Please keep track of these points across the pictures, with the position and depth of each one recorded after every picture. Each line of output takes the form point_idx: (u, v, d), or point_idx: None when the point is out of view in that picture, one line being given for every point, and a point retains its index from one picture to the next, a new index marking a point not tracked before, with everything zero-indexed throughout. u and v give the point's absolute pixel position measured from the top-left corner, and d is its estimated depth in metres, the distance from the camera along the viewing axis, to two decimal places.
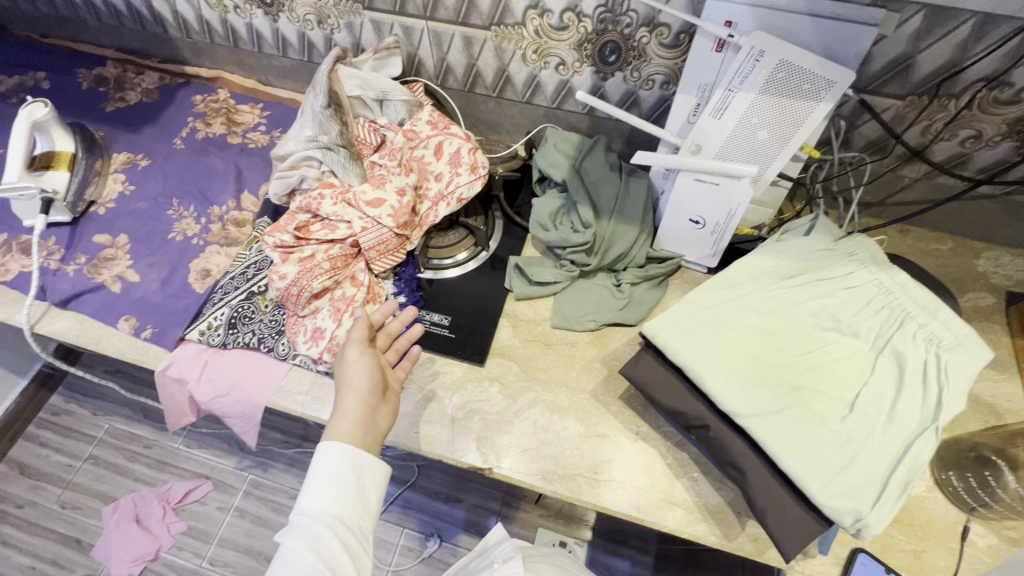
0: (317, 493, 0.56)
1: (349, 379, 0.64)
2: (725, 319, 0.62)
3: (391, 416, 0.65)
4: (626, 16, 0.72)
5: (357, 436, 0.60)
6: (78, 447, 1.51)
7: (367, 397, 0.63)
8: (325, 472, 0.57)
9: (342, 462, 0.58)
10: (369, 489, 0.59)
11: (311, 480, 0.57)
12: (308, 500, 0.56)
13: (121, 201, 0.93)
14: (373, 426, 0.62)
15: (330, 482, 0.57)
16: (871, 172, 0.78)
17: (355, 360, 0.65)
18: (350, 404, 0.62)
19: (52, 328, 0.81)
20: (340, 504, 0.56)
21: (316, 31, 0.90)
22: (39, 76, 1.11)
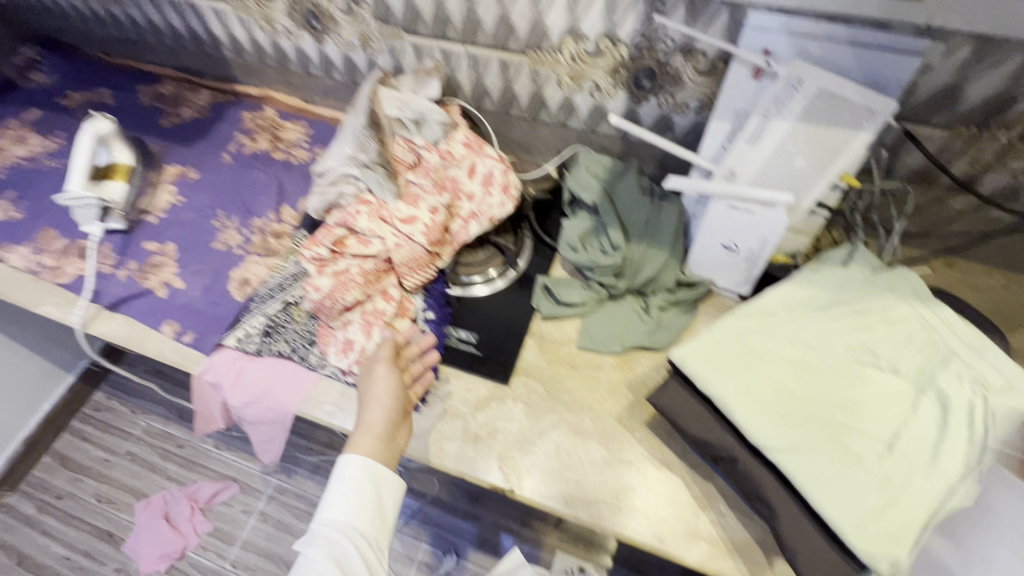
0: (336, 503, 0.58)
1: (375, 395, 0.66)
2: (757, 349, 0.61)
3: (409, 437, 0.67)
4: (662, 43, 0.73)
5: (381, 452, 0.62)
6: (116, 442, 1.57)
7: (391, 414, 0.65)
8: (348, 484, 0.59)
9: (363, 474, 0.60)
10: (387, 501, 0.62)
11: (334, 489, 0.60)
12: (328, 510, 0.58)
13: (171, 211, 0.98)
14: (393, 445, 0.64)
15: (352, 492, 0.59)
16: (914, 202, 0.76)
17: (381, 377, 0.68)
18: (375, 419, 0.64)
19: (102, 329, 0.86)
20: (359, 514, 0.59)
21: (359, 54, 0.94)
22: (104, 93, 1.19)
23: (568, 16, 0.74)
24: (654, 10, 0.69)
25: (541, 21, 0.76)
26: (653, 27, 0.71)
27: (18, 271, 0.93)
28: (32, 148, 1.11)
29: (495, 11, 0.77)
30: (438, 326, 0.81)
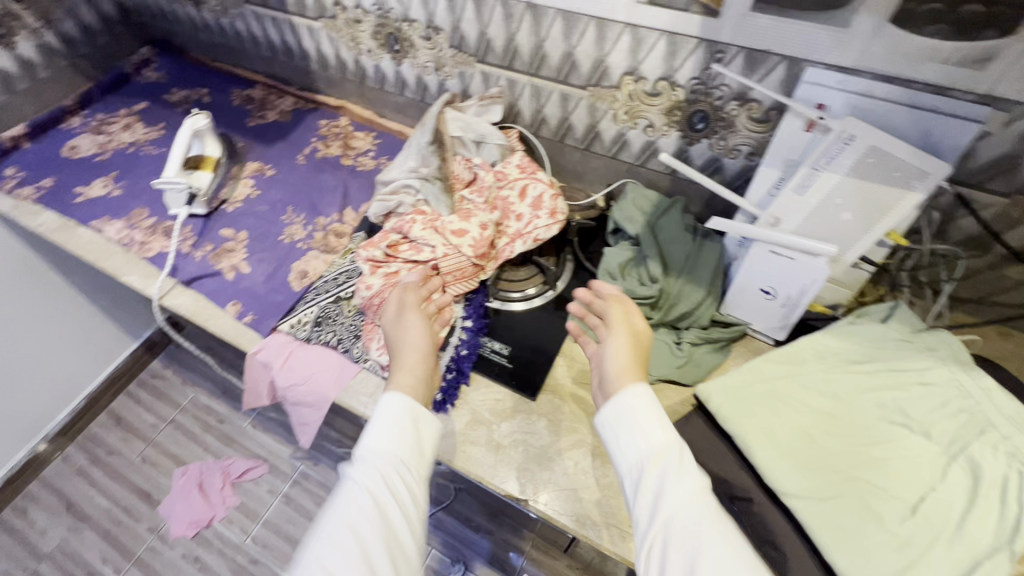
0: (379, 435, 0.61)
1: (408, 335, 0.73)
2: (783, 395, 0.61)
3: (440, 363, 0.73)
4: (718, 90, 0.75)
5: (420, 390, 0.68)
6: (165, 409, 1.69)
7: (423, 354, 0.72)
8: (386, 416, 0.63)
9: (404, 410, 0.63)
10: (427, 436, 0.64)
11: (375, 421, 0.63)
12: (369, 438, 0.61)
13: (247, 202, 1.08)
14: (430, 381, 0.70)
15: (392, 426, 0.62)
16: (966, 267, 0.74)
17: (409, 321, 0.74)
18: (411, 360, 0.70)
19: (174, 302, 0.95)
20: (398, 443, 0.61)
21: (431, 76, 1.01)
22: (202, 92, 1.33)
23: (630, 59, 0.78)
24: (713, 57, 0.72)
25: (603, 60, 0.80)
26: (710, 74, 0.74)
27: (112, 243, 1.05)
28: (137, 135, 1.25)
29: (561, 47, 0.82)
30: (474, 334, 0.84)
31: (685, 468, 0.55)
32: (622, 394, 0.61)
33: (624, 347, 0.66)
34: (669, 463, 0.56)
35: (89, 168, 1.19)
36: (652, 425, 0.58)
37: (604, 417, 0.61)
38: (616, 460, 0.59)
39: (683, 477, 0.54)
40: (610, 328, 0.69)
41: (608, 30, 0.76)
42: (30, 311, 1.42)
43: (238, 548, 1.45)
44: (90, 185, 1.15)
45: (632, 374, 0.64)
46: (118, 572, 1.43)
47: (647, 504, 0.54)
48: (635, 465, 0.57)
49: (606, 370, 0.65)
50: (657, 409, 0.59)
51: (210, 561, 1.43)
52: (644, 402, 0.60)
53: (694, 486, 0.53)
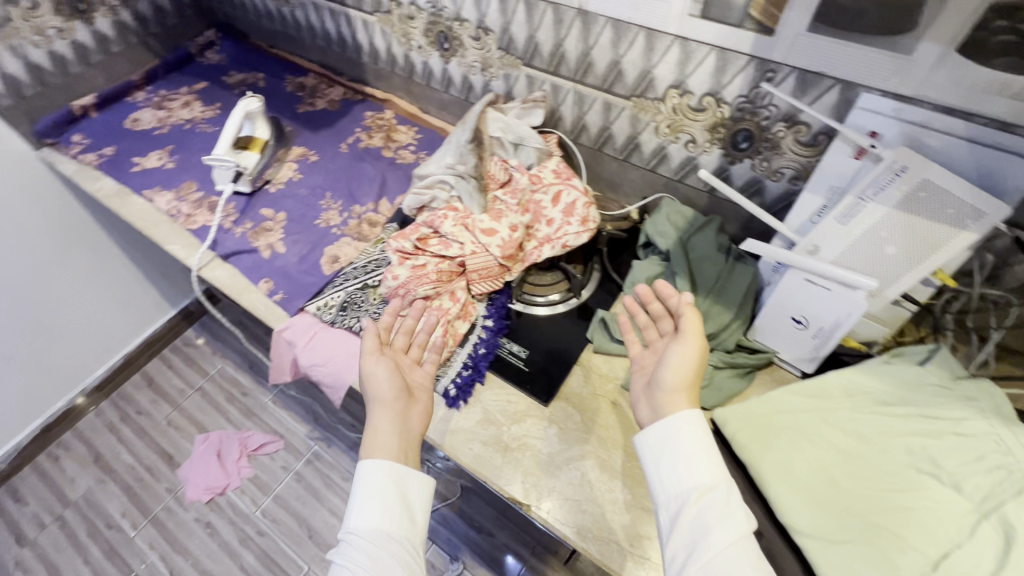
0: (362, 512, 0.60)
1: (373, 387, 0.69)
2: (806, 430, 0.59)
3: (423, 415, 0.70)
4: (766, 109, 0.73)
5: (392, 444, 0.65)
6: (194, 377, 1.76)
7: (391, 404, 0.68)
8: (368, 487, 0.61)
9: (385, 479, 0.62)
10: (415, 502, 0.63)
11: (356, 495, 0.61)
12: (353, 514, 0.60)
13: (289, 185, 1.11)
14: (406, 429, 0.67)
15: (375, 500, 0.60)
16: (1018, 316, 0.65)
17: (372, 368, 0.70)
18: (380, 415, 0.67)
19: (211, 274, 0.99)
20: (383, 517, 0.60)
21: (477, 76, 1.02)
22: (258, 76, 1.38)
23: (677, 71, 0.77)
24: (763, 76, 0.70)
25: (650, 71, 0.79)
26: (759, 93, 0.72)
27: (160, 212, 1.10)
28: (194, 113, 1.31)
29: (608, 56, 0.81)
30: (494, 334, 0.85)
31: (730, 508, 0.53)
32: (675, 417, 0.59)
33: (692, 359, 0.63)
34: (712, 502, 0.54)
35: (148, 140, 1.25)
36: (700, 459, 0.56)
37: (647, 435, 0.60)
38: (654, 490, 0.58)
39: (728, 518, 0.52)
40: (682, 334, 0.64)
41: (657, 42, 0.75)
42: (80, 270, 1.50)
43: (247, 519, 1.49)
44: (146, 156, 1.21)
45: (689, 394, 0.62)
46: (134, 527, 1.49)
47: (684, 542, 0.53)
48: (676, 498, 0.56)
49: (665, 378, 0.63)
50: (707, 439, 0.57)
51: (220, 528, 1.48)
52: (696, 427, 0.58)
53: (737, 530, 0.52)
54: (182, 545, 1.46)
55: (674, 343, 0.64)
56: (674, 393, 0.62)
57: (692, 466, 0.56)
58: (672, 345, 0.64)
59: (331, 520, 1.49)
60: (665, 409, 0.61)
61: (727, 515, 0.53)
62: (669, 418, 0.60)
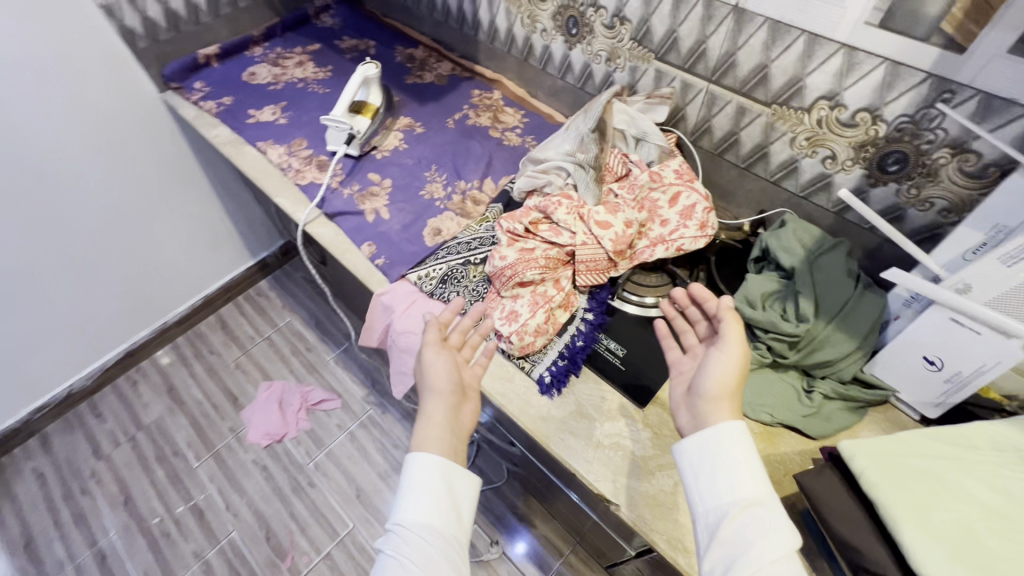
0: (413, 506, 0.63)
1: (432, 377, 0.72)
2: (944, 477, 0.55)
3: (472, 414, 0.73)
4: (932, 133, 0.68)
5: (443, 437, 0.68)
6: (264, 326, 1.83)
7: (447, 396, 0.71)
8: (418, 483, 0.65)
9: (434, 475, 0.65)
10: (461, 499, 0.67)
11: (406, 490, 0.65)
12: (403, 508, 0.64)
13: (395, 153, 1.13)
14: (456, 423, 0.71)
15: (423, 496, 0.64)
16: None
17: (433, 359, 0.74)
18: (435, 407, 0.70)
19: (317, 230, 1.02)
20: (431, 513, 0.63)
21: (601, 66, 1.00)
22: (370, 44, 1.40)
23: (833, 82, 0.72)
24: (938, 97, 0.65)
25: (801, 79, 0.75)
26: (929, 114, 0.67)
27: (272, 165, 1.14)
28: (307, 73, 1.35)
29: (756, 58, 0.78)
30: (594, 328, 0.84)
31: (772, 524, 0.56)
32: (719, 425, 0.62)
33: (734, 366, 0.66)
34: (753, 517, 0.57)
35: (263, 94, 1.29)
36: (741, 472, 0.60)
37: (688, 445, 0.64)
38: (695, 500, 0.62)
39: (768, 534, 0.55)
40: (723, 341, 0.68)
41: (819, 48, 0.71)
42: (178, 211, 1.58)
43: (301, 469, 1.55)
44: (261, 109, 1.25)
45: (732, 402, 0.65)
46: (198, 458, 1.57)
47: (723, 555, 0.56)
48: (716, 510, 0.59)
49: (707, 386, 0.66)
50: (750, 452, 0.61)
51: (275, 473, 1.54)
52: (739, 436, 0.61)
53: (782, 547, 0.54)
54: (239, 483, 1.53)
55: (715, 351, 0.68)
56: (717, 401, 0.65)
57: (733, 481, 0.59)
58: (713, 353, 0.68)
59: (378, 483, 1.53)
60: (709, 417, 0.64)
61: (767, 531, 0.55)
62: (713, 426, 0.63)
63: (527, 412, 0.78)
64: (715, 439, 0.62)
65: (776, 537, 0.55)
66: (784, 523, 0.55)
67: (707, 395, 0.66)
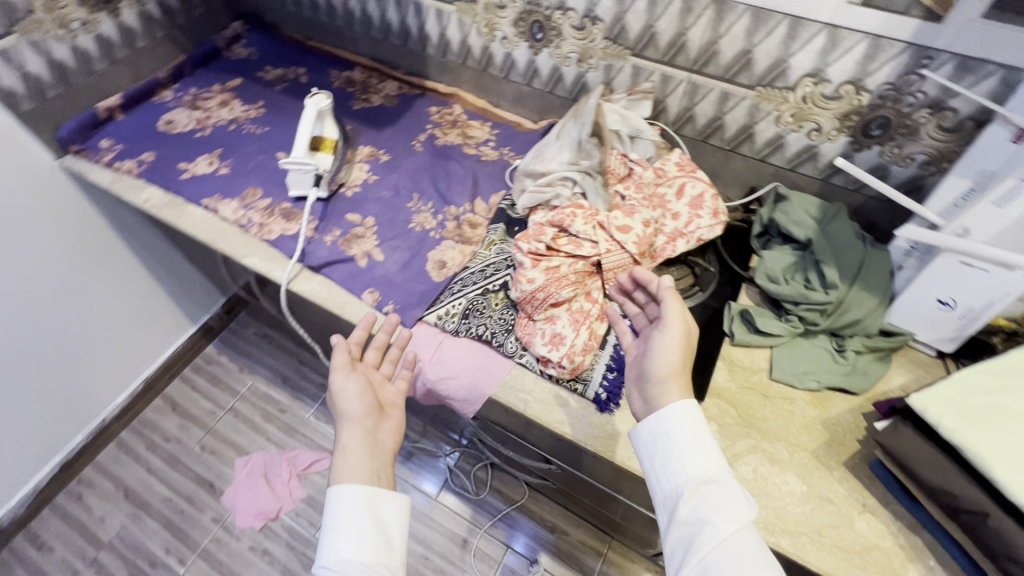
0: (337, 543, 0.60)
1: (343, 403, 0.69)
2: (1005, 407, 0.61)
3: (396, 432, 0.70)
4: (912, 96, 0.74)
5: (364, 463, 0.65)
6: (224, 397, 1.64)
7: (362, 419, 0.68)
8: (340, 516, 0.62)
9: (357, 506, 0.62)
10: (391, 526, 0.64)
11: (329, 527, 0.62)
12: (327, 548, 0.61)
13: (366, 187, 1.04)
14: (377, 446, 0.68)
15: (346, 530, 0.61)
16: None
17: (343, 385, 0.71)
18: (350, 435, 0.67)
19: (305, 287, 0.92)
20: (356, 546, 0.60)
21: (571, 68, 0.99)
22: (299, 72, 1.28)
23: (817, 60, 0.76)
24: (918, 63, 0.71)
25: (785, 60, 0.79)
26: (909, 80, 0.73)
27: (227, 223, 1.01)
28: (235, 112, 1.20)
29: (739, 45, 0.80)
30: None
31: (725, 499, 0.58)
32: (669, 409, 0.64)
33: (675, 346, 0.67)
34: (706, 495, 0.59)
35: (190, 144, 1.14)
36: (692, 453, 0.61)
37: (642, 433, 0.65)
38: (655, 485, 0.64)
39: (723, 510, 0.58)
40: (665, 323, 0.68)
41: (802, 30, 0.75)
42: (99, 289, 1.36)
43: (307, 542, 1.40)
44: (194, 161, 1.10)
45: (679, 381, 0.66)
46: (182, 563, 1.38)
47: (684, 535, 0.58)
48: (673, 492, 0.61)
49: (654, 368, 0.67)
50: (700, 432, 0.62)
51: (279, 555, 1.39)
52: (687, 420, 0.63)
53: (734, 520, 0.56)
54: None
55: (659, 333, 0.69)
56: (664, 381, 0.67)
57: (687, 463, 0.61)
58: (657, 335, 0.69)
59: None
60: (657, 397, 0.66)
61: (720, 506, 0.58)
62: (661, 411, 0.64)
63: (592, 435, 0.75)
64: (663, 426, 0.63)
65: (728, 511, 0.57)
66: (735, 497, 0.58)
67: (651, 376, 0.67)
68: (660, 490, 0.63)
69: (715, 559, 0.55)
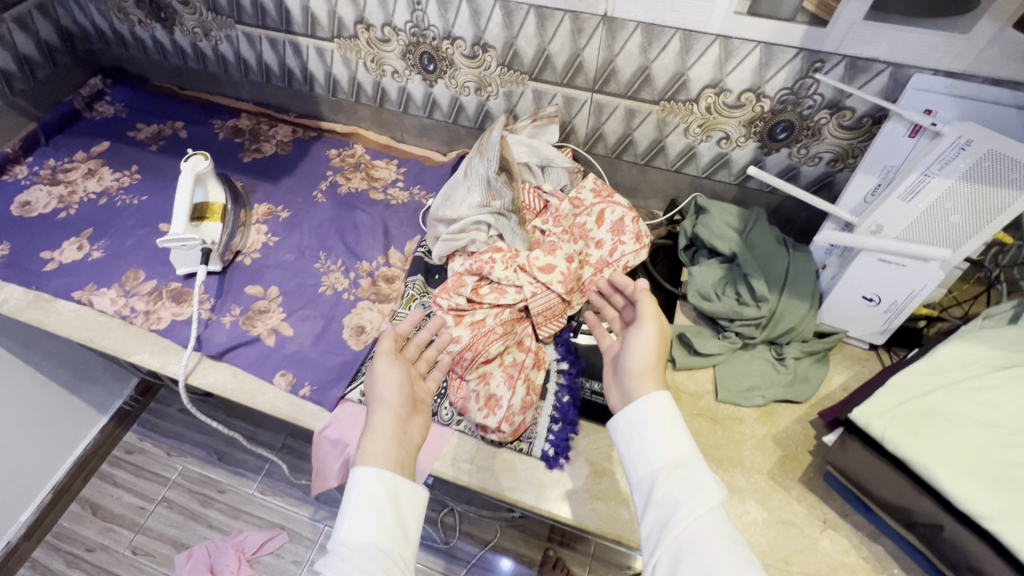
0: (354, 524, 0.54)
1: (381, 389, 0.64)
2: (943, 409, 0.60)
3: (423, 428, 0.65)
4: (810, 100, 0.73)
5: (389, 451, 0.60)
6: (151, 488, 1.45)
7: (397, 408, 0.63)
8: (362, 495, 0.56)
9: (380, 487, 0.56)
10: (409, 518, 0.58)
11: (347, 505, 0.56)
12: (343, 527, 0.54)
13: (266, 252, 0.94)
14: (405, 438, 0.62)
15: (366, 509, 0.55)
16: None
17: (385, 370, 0.66)
18: (381, 419, 0.62)
19: (206, 380, 0.81)
20: (376, 531, 0.54)
21: (470, 97, 0.93)
22: (177, 126, 1.16)
23: (715, 71, 0.74)
24: (812, 67, 0.69)
25: (684, 73, 0.76)
26: (805, 84, 0.71)
27: (106, 315, 0.88)
28: (105, 183, 1.06)
29: (636, 62, 0.77)
30: (574, 377, 0.78)
31: (697, 481, 0.56)
32: (645, 399, 0.62)
33: (650, 342, 0.67)
34: (679, 479, 0.57)
35: (53, 227, 0.99)
36: (664, 437, 0.59)
37: (617, 421, 0.63)
38: (629, 470, 0.61)
39: (694, 492, 0.55)
40: (640, 321, 0.68)
41: (696, 42, 0.72)
42: None
43: None
44: (59, 247, 0.96)
45: (654, 374, 0.65)
46: None
47: (656, 518, 0.56)
48: (647, 477, 0.59)
49: (629, 363, 0.66)
50: (671, 419, 0.60)
51: None
52: (660, 407, 0.61)
53: (708, 500, 0.54)
54: None
55: (633, 331, 0.68)
56: (640, 376, 0.65)
57: (660, 447, 0.59)
58: (632, 333, 0.68)
59: None
60: (632, 391, 0.64)
61: (695, 486, 0.56)
62: (637, 401, 0.62)
63: (543, 499, 0.70)
64: (637, 410, 0.61)
65: (702, 490, 0.55)
66: (707, 478, 0.56)
67: (627, 370, 0.66)
68: (634, 475, 0.60)
69: (689, 540, 0.53)
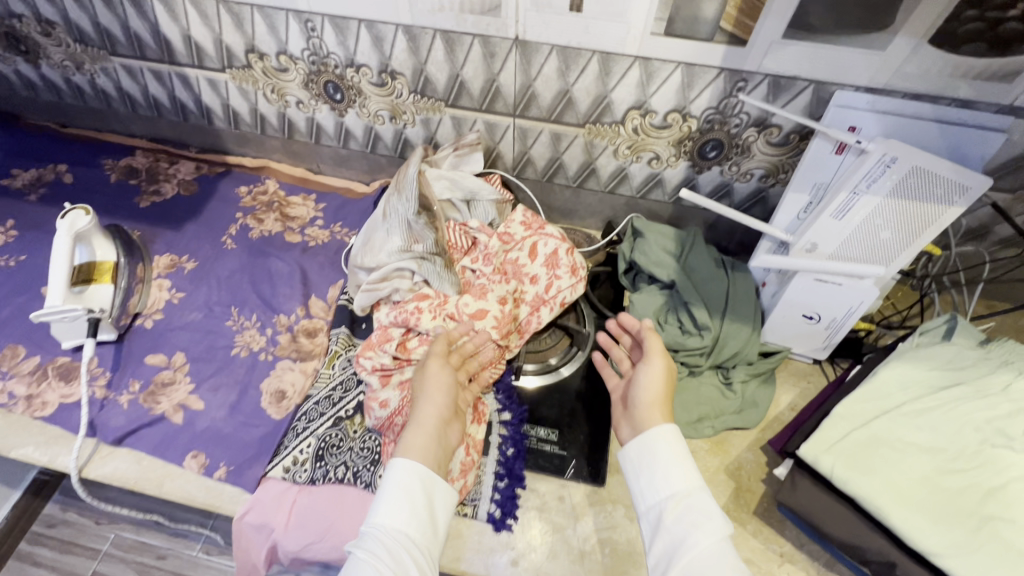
0: (388, 510, 0.52)
1: (434, 390, 0.61)
2: (887, 437, 0.58)
3: (459, 435, 0.62)
4: (737, 118, 0.70)
5: (431, 449, 0.57)
6: (80, 564, 1.16)
7: (446, 412, 0.61)
8: (400, 483, 0.53)
9: (414, 479, 0.54)
10: (441, 518, 0.55)
11: (384, 492, 0.53)
12: (378, 511, 0.52)
13: (170, 312, 0.84)
14: (446, 442, 0.60)
15: (402, 496, 0.53)
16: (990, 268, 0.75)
17: (435, 372, 0.63)
18: (427, 415, 0.59)
19: (103, 472, 0.71)
20: (410, 521, 0.52)
21: (386, 126, 0.85)
22: (60, 168, 1.02)
23: (638, 93, 0.70)
24: (735, 86, 0.66)
25: (606, 96, 0.71)
26: (730, 103, 0.69)
27: None
28: None
29: (555, 86, 0.72)
30: (517, 427, 0.73)
31: (709, 512, 0.53)
32: (655, 430, 0.59)
33: (659, 376, 0.64)
34: (688, 509, 0.53)
35: None
36: (672, 467, 0.56)
37: (625, 453, 0.60)
38: (635, 500, 0.58)
39: (705, 523, 0.52)
40: (647, 355, 0.66)
41: (615, 65, 0.67)
42: None
43: None
44: None
45: (664, 407, 0.62)
46: None
47: (664, 551, 0.52)
48: (655, 507, 0.55)
49: (639, 395, 0.63)
50: (682, 450, 0.57)
51: None
52: (670, 440, 0.58)
53: (718, 532, 0.51)
54: None
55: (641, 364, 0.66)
56: (648, 409, 0.62)
57: (675, 474, 0.56)
58: (639, 366, 0.66)
59: None
60: (642, 423, 0.61)
61: (707, 516, 0.52)
62: (647, 432, 0.59)
63: (492, 568, 0.64)
64: (651, 436, 0.58)
65: (714, 519, 0.52)
66: (716, 511, 0.53)
67: (636, 403, 0.63)
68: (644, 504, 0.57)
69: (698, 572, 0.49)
